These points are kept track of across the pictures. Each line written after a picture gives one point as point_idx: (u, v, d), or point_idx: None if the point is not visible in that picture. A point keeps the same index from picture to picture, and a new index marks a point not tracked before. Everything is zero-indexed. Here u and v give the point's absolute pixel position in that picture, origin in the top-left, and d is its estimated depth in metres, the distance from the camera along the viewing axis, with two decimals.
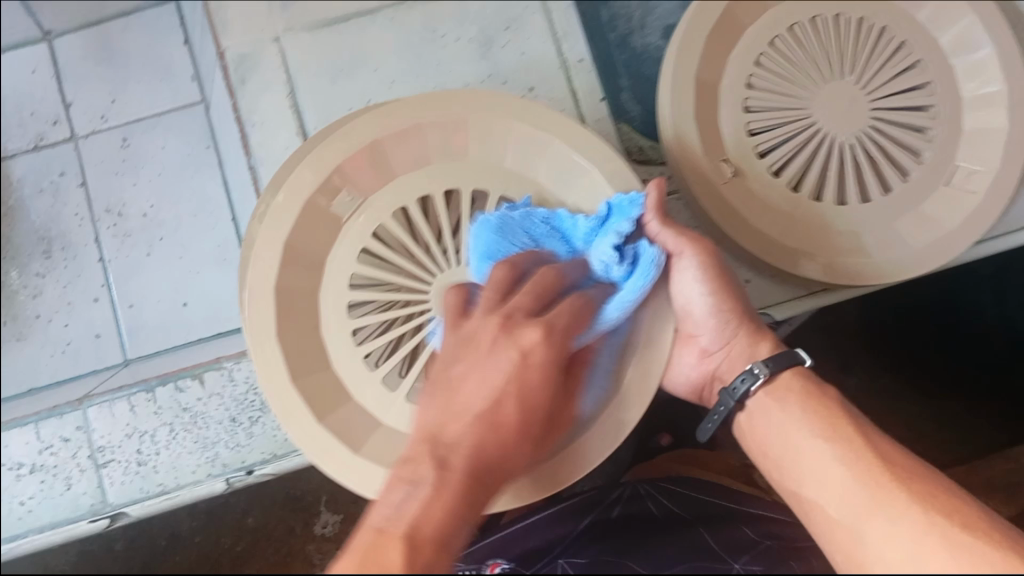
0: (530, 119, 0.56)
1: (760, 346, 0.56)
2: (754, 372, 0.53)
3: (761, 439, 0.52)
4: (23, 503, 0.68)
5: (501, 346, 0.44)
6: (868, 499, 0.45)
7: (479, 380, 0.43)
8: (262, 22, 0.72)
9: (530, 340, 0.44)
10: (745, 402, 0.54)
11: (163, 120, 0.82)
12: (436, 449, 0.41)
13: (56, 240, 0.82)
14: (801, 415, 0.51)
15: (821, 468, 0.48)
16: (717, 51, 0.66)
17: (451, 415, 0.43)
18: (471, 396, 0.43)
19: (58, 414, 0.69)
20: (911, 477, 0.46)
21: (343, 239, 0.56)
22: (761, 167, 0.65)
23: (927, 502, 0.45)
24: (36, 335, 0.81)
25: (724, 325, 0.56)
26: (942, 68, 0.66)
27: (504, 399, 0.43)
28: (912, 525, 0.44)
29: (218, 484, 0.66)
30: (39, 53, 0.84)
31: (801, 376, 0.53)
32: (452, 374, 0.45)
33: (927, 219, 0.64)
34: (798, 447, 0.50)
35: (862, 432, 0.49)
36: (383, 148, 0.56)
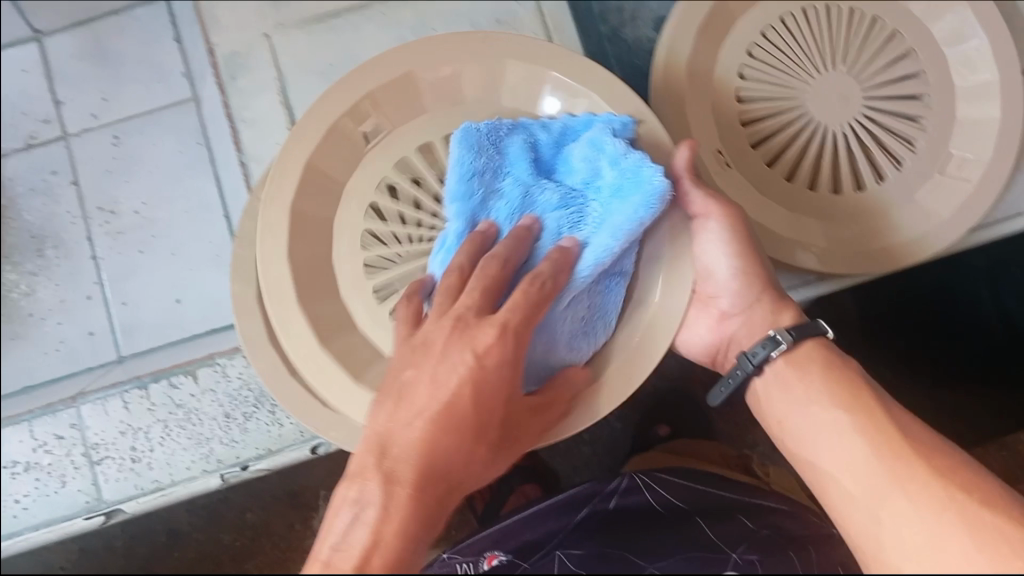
0: (552, 63, 0.55)
1: (782, 313, 0.55)
2: (776, 339, 0.52)
3: (779, 412, 0.52)
4: (18, 501, 0.68)
5: (455, 347, 0.42)
6: (885, 473, 0.44)
7: (427, 388, 0.41)
8: (253, 19, 0.72)
9: (481, 341, 0.42)
10: (764, 368, 0.53)
11: (154, 117, 0.82)
12: (384, 465, 0.39)
13: (49, 239, 0.82)
14: (822, 386, 0.50)
15: (837, 442, 0.47)
16: (709, 43, 0.66)
17: (399, 423, 0.41)
18: (421, 400, 0.41)
19: (51, 413, 0.69)
20: (932, 453, 0.45)
21: (360, 176, 0.55)
22: (755, 158, 0.65)
23: (947, 478, 0.43)
24: (30, 334, 0.80)
25: (746, 289, 0.56)
26: (935, 57, 0.66)
27: (457, 403, 0.41)
28: (930, 502, 0.42)
29: (213, 480, 0.66)
30: (30, 52, 0.84)
31: (822, 347, 0.53)
32: (403, 378, 0.43)
33: (921, 208, 0.64)
34: (816, 420, 0.49)
35: (883, 406, 0.48)
36: (400, 91, 0.56)
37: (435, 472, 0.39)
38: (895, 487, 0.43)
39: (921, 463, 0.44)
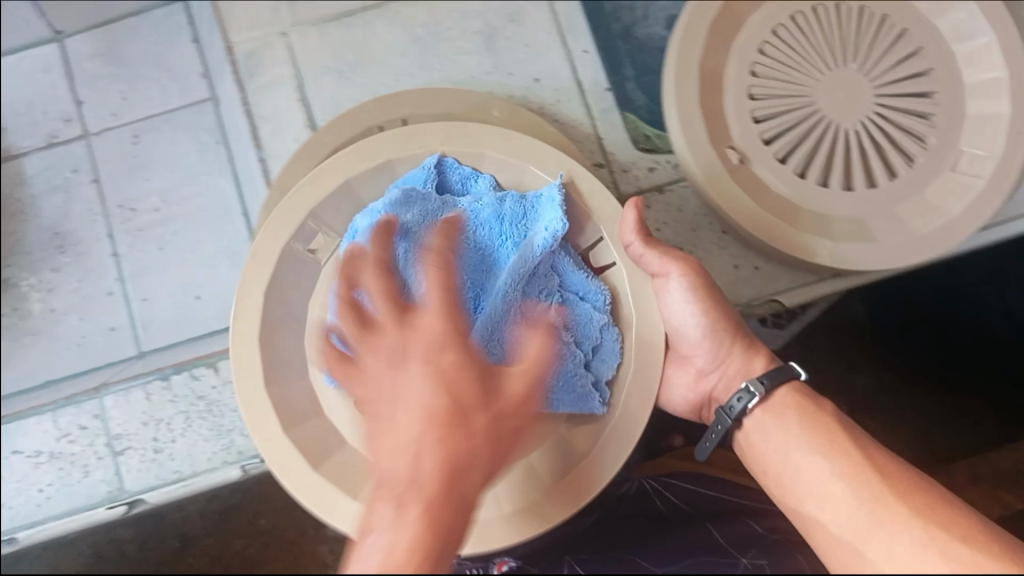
0: (505, 146, 0.57)
1: (754, 363, 0.56)
2: (749, 390, 0.54)
3: (761, 458, 0.53)
4: (41, 490, 0.69)
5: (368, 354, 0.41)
6: (867, 514, 0.46)
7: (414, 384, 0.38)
8: (271, 18, 0.73)
9: (432, 324, 0.40)
10: (743, 420, 0.54)
11: (174, 117, 0.83)
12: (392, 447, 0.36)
13: (70, 237, 0.83)
14: (798, 433, 0.51)
15: (821, 485, 0.48)
16: (721, 41, 0.67)
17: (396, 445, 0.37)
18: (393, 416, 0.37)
19: (74, 403, 0.70)
20: (910, 492, 0.46)
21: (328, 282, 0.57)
22: (766, 154, 0.65)
23: (926, 518, 0.45)
24: (49, 329, 0.81)
25: (719, 344, 0.57)
26: (943, 55, 0.67)
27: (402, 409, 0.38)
28: (911, 539, 0.44)
29: (234, 471, 0.67)
30: (51, 53, 0.85)
31: (796, 391, 0.54)
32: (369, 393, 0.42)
33: (931, 204, 0.64)
34: (797, 464, 0.50)
35: (859, 446, 0.49)
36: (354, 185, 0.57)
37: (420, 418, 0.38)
38: (878, 528, 0.45)
39: (902, 503, 0.46)
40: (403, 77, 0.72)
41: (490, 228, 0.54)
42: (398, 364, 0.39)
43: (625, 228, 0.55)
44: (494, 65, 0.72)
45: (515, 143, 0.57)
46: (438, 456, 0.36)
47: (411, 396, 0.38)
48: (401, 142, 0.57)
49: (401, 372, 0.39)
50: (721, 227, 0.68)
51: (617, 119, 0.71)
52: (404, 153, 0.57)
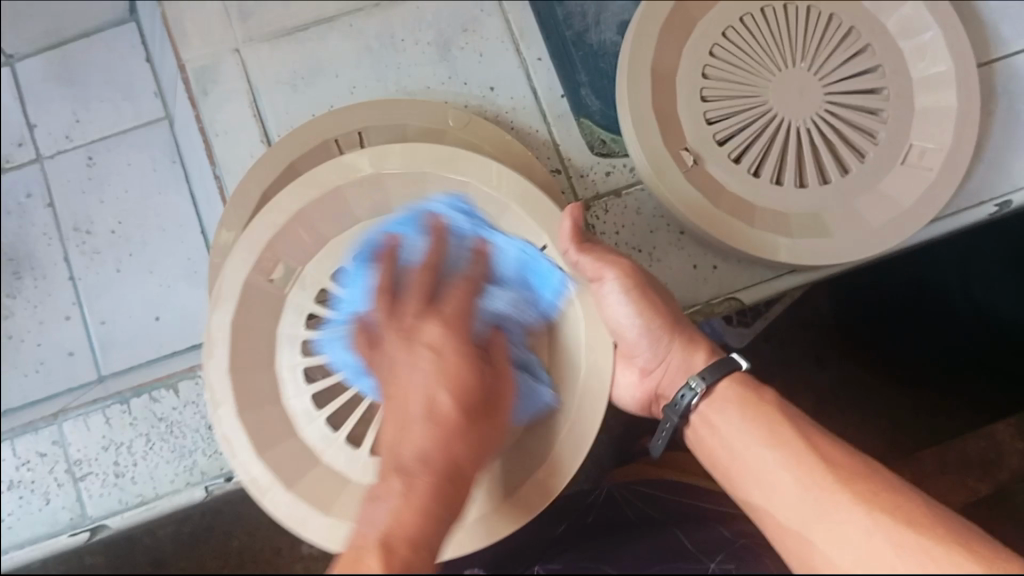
0: (455, 166, 0.55)
1: (695, 356, 0.56)
2: (692, 388, 0.54)
3: (710, 451, 0.53)
4: (2, 520, 0.68)
5: (413, 353, 0.48)
6: (813, 501, 0.46)
7: (434, 397, 0.45)
8: (222, 34, 0.73)
9: (438, 338, 0.48)
10: (689, 417, 0.55)
11: (128, 137, 0.82)
12: (403, 468, 0.42)
13: (26, 261, 0.82)
14: (742, 426, 0.51)
15: (768, 476, 0.48)
16: (672, 44, 0.67)
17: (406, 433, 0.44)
18: (412, 395, 0.46)
19: (32, 431, 0.69)
20: (854, 477, 0.46)
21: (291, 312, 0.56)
22: (720, 154, 0.66)
23: (871, 501, 0.45)
24: (7, 356, 0.80)
25: (657, 341, 0.57)
26: (891, 51, 0.68)
27: (434, 395, 0.45)
28: (856, 523, 0.44)
29: (197, 493, 0.66)
30: (1, 77, 0.84)
31: (737, 382, 0.54)
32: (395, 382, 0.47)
33: (885, 196, 0.66)
34: (742, 456, 0.50)
35: (804, 436, 0.49)
36: (308, 217, 0.55)
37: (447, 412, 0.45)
38: (823, 514, 0.45)
39: (846, 487, 0.46)
40: (358, 89, 0.72)
41: (510, 260, 0.54)
42: (405, 359, 0.48)
43: (561, 236, 0.54)
44: (449, 74, 0.72)
45: (466, 161, 0.55)
46: (431, 446, 0.43)
47: (417, 394, 0.46)
48: (347, 170, 0.55)
49: (406, 367, 0.47)
50: (679, 227, 0.68)
51: (572, 124, 0.71)
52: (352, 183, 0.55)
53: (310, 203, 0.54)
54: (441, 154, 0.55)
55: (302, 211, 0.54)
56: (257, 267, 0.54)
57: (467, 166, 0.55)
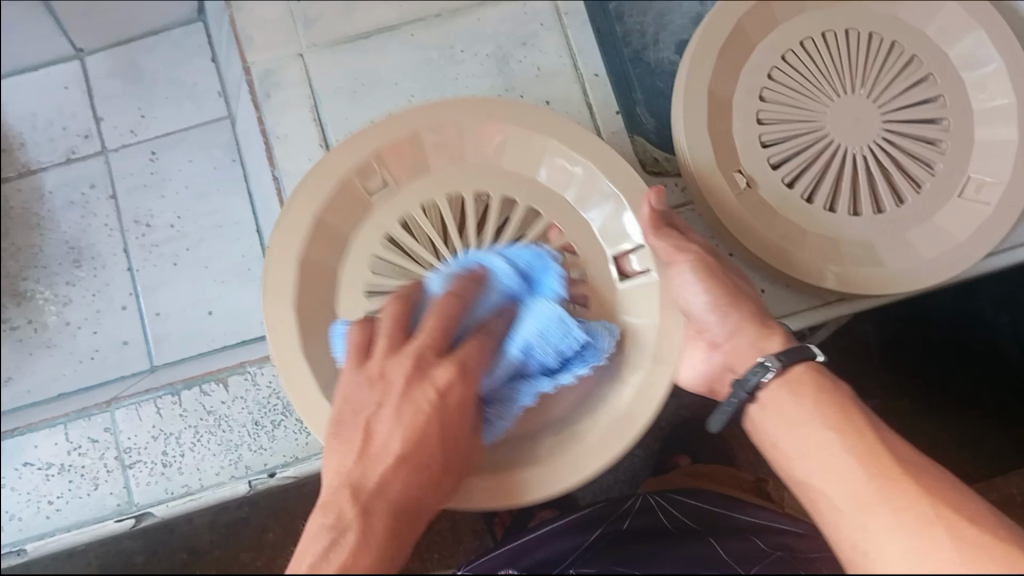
0: (534, 125, 0.59)
1: (770, 339, 0.56)
2: (766, 365, 0.54)
3: (770, 432, 0.52)
4: (50, 503, 0.70)
5: (416, 384, 0.43)
6: (873, 488, 0.45)
7: (413, 442, 0.42)
8: (286, 39, 0.74)
9: (446, 380, 0.44)
10: (758, 395, 0.54)
11: (190, 134, 0.84)
12: (360, 498, 0.40)
13: (85, 251, 0.84)
14: (810, 409, 0.51)
15: (830, 459, 0.48)
16: (729, 66, 0.67)
17: (369, 462, 0.42)
18: (387, 438, 0.42)
19: (85, 417, 0.71)
20: (918, 472, 0.46)
21: (355, 256, 0.59)
22: (774, 178, 0.66)
23: (934, 496, 0.44)
24: (64, 342, 0.82)
25: (726, 319, 0.57)
26: (953, 81, 0.67)
27: (420, 438, 0.42)
28: (914, 515, 0.43)
29: (240, 486, 0.67)
30: (71, 70, 0.87)
31: (815, 370, 0.53)
32: (363, 416, 0.43)
33: (939, 229, 0.65)
34: (807, 436, 0.50)
35: (873, 428, 0.49)
36: (385, 156, 0.59)
37: (423, 468, 0.42)
38: (882, 500, 0.44)
39: (908, 480, 0.45)
40: (415, 98, 0.73)
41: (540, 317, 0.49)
42: (392, 394, 0.43)
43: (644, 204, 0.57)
44: (505, 87, 0.73)
45: (544, 120, 0.59)
46: (400, 500, 0.41)
47: (384, 439, 0.42)
48: (425, 114, 0.60)
49: (387, 403, 0.43)
50: (728, 249, 0.68)
51: (626, 141, 0.72)
52: (429, 124, 0.59)
53: (388, 141, 0.59)
54: (520, 108, 0.60)
55: (379, 148, 0.59)
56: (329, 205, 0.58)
57: (538, 124, 0.59)
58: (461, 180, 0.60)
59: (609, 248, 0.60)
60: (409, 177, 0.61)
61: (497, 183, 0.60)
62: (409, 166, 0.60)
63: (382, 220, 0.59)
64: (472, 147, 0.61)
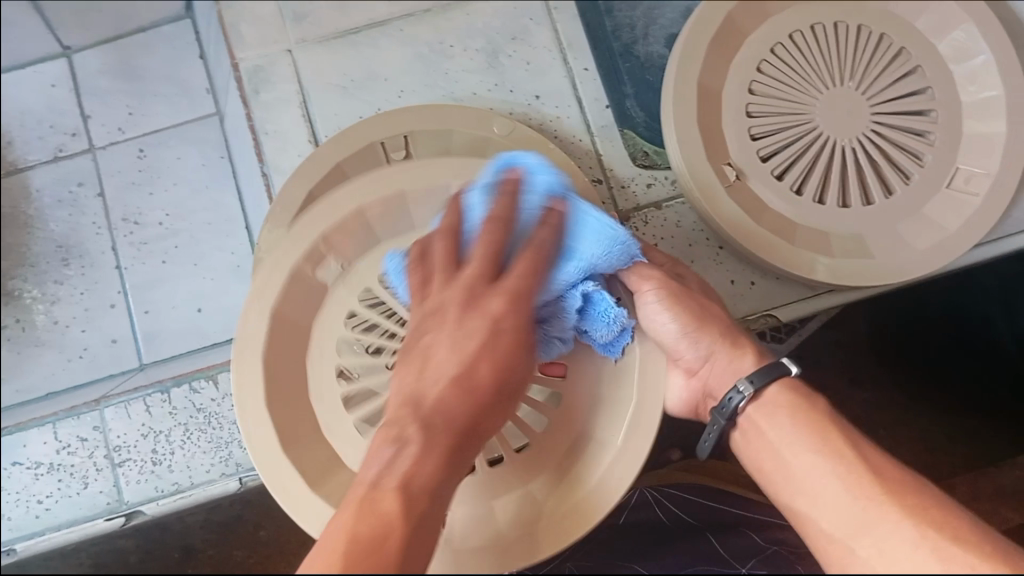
0: None
1: (742, 361, 0.56)
2: (740, 390, 0.54)
3: (757, 456, 0.53)
4: (40, 502, 0.69)
5: (468, 313, 0.44)
6: (857, 512, 0.45)
7: (476, 366, 0.43)
8: (276, 35, 0.74)
9: (499, 308, 0.44)
10: (737, 419, 0.55)
11: (179, 131, 0.84)
12: (419, 415, 0.41)
13: (74, 249, 0.84)
14: (789, 433, 0.51)
15: (813, 486, 0.48)
16: (719, 59, 0.67)
17: (426, 384, 0.43)
18: (442, 363, 0.43)
19: (75, 416, 0.71)
20: (899, 489, 0.45)
21: (329, 311, 0.55)
22: (764, 171, 0.66)
23: (915, 515, 0.44)
24: (53, 340, 0.82)
25: (695, 344, 0.57)
26: (942, 74, 0.67)
27: (477, 364, 0.43)
28: (897, 534, 0.43)
29: (232, 483, 0.67)
30: (59, 67, 0.87)
31: (788, 387, 0.54)
32: (420, 345, 0.45)
33: (928, 221, 0.65)
34: (790, 462, 0.50)
35: (851, 445, 0.49)
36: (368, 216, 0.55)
37: (489, 390, 0.43)
38: (866, 523, 0.45)
39: (890, 497, 0.45)
40: (406, 93, 0.73)
41: (599, 237, 0.49)
42: (449, 321, 0.44)
43: None
44: (496, 81, 0.73)
45: None
46: (460, 419, 0.42)
47: (444, 366, 0.43)
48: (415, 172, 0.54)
49: (446, 329, 0.44)
50: (718, 242, 0.68)
51: (616, 135, 0.71)
52: (419, 183, 0.54)
53: (371, 199, 0.54)
54: None
55: (362, 206, 0.54)
56: (308, 255, 0.54)
57: None
58: None
59: None
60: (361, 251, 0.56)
61: None
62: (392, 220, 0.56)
63: (358, 280, 0.56)
64: None
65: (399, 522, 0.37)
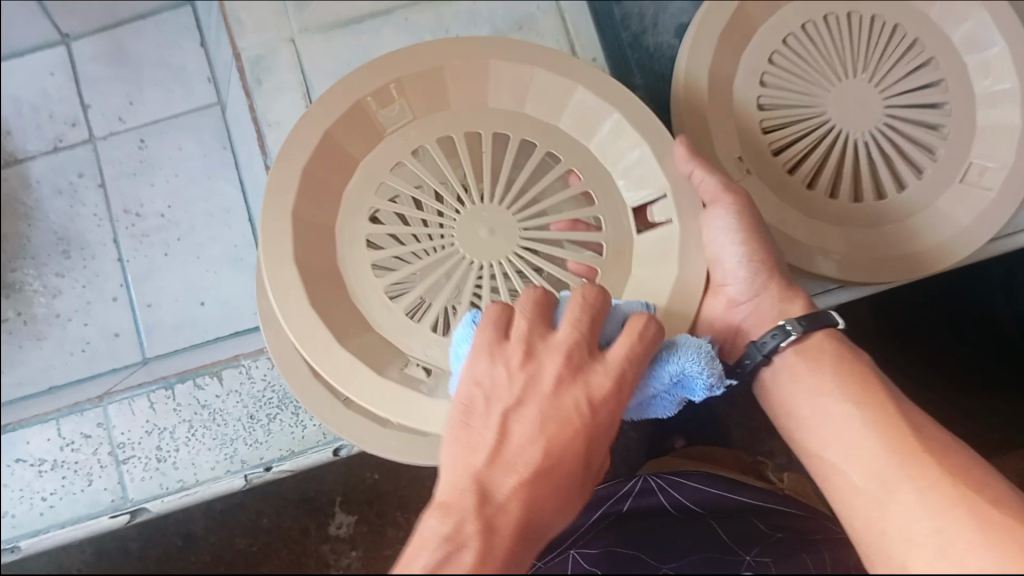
0: (562, 68, 0.58)
1: (792, 304, 0.56)
2: (786, 329, 0.53)
3: (789, 400, 0.53)
4: (44, 499, 0.69)
5: (564, 389, 0.42)
6: (895, 464, 0.45)
7: (530, 440, 0.41)
8: (276, 23, 0.73)
9: (583, 399, 0.42)
10: (772, 358, 0.54)
11: (179, 121, 0.83)
12: (483, 511, 0.38)
13: (75, 241, 0.83)
14: (833, 379, 0.51)
15: (850, 435, 0.48)
16: (729, 50, 0.66)
17: (499, 463, 0.40)
18: (520, 439, 0.41)
19: (78, 411, 0.70)
20: (944, 452, 0.46)
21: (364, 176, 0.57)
22: (775, 164, 0.65)
23: (959, 476, 0.44)
24: (55, 333, 0.81)
25: (754, 275, 0.56)
26: (956, 66, 0.66)
27: (547, 451, 0.40)
28: (939, 495, 0.43)
29: (236, 481, 0.67)
30: (57, 55, 0.85)
31: (832, 337, 0.54)
32: (501, 412, 0.42)
33: (941, 215, 0.64)
34: (829, 409, 0.50)
35: (895, 401, 0.49)
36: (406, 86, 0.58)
37: (567, 470, 0.40)
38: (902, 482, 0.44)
39: (933, 459, 0.45)
40: None
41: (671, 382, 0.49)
42: (534, 393, 0.42)
43: (681, 156, 0.57)
44: None
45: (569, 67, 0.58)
46: (530, 509, 0.39)
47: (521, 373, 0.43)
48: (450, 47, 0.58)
49: (525, 403, 0.42)
50: None
51: None
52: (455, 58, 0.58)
53: (411, 70, 0.57)
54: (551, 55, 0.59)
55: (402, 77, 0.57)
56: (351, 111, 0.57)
57: (567, 67, 0.58)
58: (475, 117, 0.59)
59: (632, 199, 0.59)
60: (421, 109, 0.59)
61: (504, 120, 0.59)
62: (424, 98, 0.59)
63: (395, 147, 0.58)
64: (493, 88, 0.59)
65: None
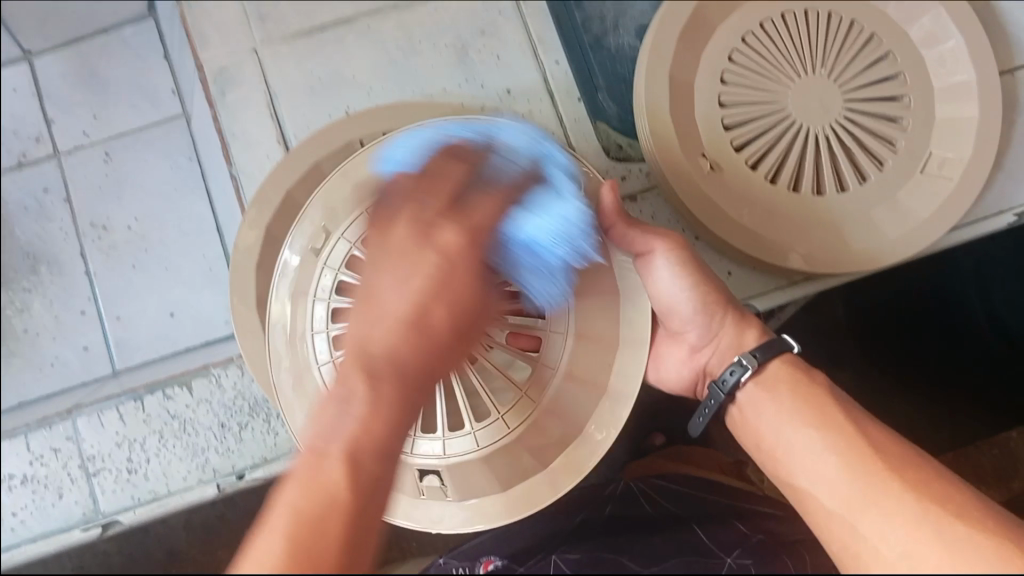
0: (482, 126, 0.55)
1: (746, 335, 0.57)
2: (742, 364, 0.54)
3: (755, 431, 0.53)
4: (14, 514, 0.69)
5: (422, 247, 0.42)
6: (862, 491, 0.46)
7: (392, 294, 0.40)
8: (240, 34, 0.73)
9: (453, 242, 0.43)
10: (736, 394, 0.55)
11: (142, 135, 0.83)
12: (364, 361, 0.38)
13: (44, 256, 0.83)
14: (789, 405, 0.51)
15: (812, 463, 0.49)
16: (690, 50, 0.66)
17: (374, 321, 0.39)
18: (391, 299, 0.40)
19: (46, 426, 0.69)
20: (905, 467, 0.46)
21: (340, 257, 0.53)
22: (739, 160, 0.66)
23: (922, 490, 0.45)
24: (26, 350, 0.81)
25: (709, 317, 0.57)
26: (911, 59, 0.67)
27: (432, 306, 0.40)
28: (905, 517, 0.44)
29: (209, 490, 0.67)
30: (20, 72, 0.85)
31: (789, 362, 0.54)
32: (374, 284, 0.41)
33: (902, 207, 0.65)
34: (793, 439, 0.50)
35: (853, 420, 0.50)
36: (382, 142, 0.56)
37: (406, 327, 0.39)
38: (872, 505, 0.45)
39: (895, 476, 0.46)
40: (375, 91, 0.72)
41: None
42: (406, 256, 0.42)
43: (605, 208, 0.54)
44: (466, 77, 0.73)
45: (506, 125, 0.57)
46: (406, 348, 0.38)
47: (398, 299, 0.40)
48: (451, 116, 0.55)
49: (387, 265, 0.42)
50: (694, 233, 0.68)
51: (589, 129, 0.72)
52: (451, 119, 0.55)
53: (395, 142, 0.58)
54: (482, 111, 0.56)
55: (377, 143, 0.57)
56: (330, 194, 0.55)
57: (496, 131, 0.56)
58: None
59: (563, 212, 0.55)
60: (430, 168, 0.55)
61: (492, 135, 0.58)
62: None
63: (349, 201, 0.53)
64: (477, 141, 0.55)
65: (344, 487, 0.33)
